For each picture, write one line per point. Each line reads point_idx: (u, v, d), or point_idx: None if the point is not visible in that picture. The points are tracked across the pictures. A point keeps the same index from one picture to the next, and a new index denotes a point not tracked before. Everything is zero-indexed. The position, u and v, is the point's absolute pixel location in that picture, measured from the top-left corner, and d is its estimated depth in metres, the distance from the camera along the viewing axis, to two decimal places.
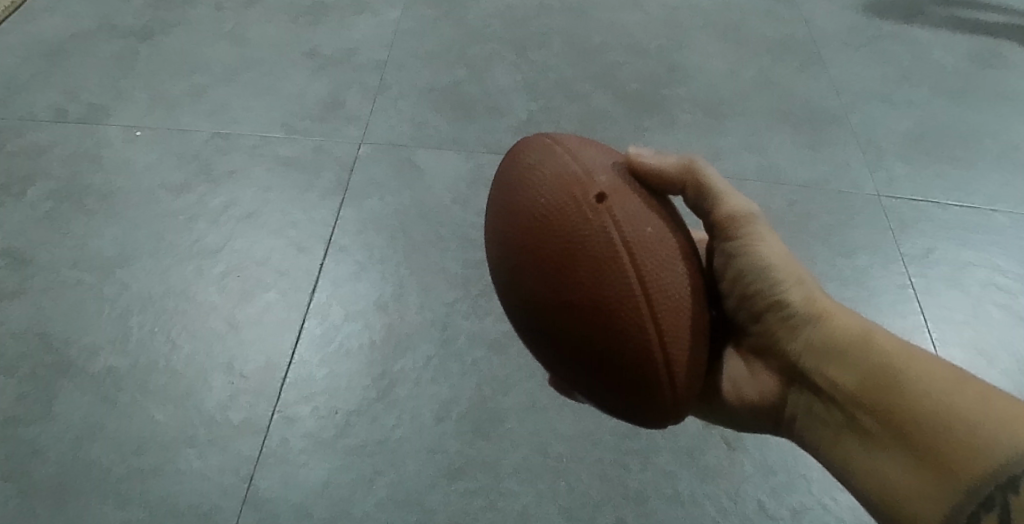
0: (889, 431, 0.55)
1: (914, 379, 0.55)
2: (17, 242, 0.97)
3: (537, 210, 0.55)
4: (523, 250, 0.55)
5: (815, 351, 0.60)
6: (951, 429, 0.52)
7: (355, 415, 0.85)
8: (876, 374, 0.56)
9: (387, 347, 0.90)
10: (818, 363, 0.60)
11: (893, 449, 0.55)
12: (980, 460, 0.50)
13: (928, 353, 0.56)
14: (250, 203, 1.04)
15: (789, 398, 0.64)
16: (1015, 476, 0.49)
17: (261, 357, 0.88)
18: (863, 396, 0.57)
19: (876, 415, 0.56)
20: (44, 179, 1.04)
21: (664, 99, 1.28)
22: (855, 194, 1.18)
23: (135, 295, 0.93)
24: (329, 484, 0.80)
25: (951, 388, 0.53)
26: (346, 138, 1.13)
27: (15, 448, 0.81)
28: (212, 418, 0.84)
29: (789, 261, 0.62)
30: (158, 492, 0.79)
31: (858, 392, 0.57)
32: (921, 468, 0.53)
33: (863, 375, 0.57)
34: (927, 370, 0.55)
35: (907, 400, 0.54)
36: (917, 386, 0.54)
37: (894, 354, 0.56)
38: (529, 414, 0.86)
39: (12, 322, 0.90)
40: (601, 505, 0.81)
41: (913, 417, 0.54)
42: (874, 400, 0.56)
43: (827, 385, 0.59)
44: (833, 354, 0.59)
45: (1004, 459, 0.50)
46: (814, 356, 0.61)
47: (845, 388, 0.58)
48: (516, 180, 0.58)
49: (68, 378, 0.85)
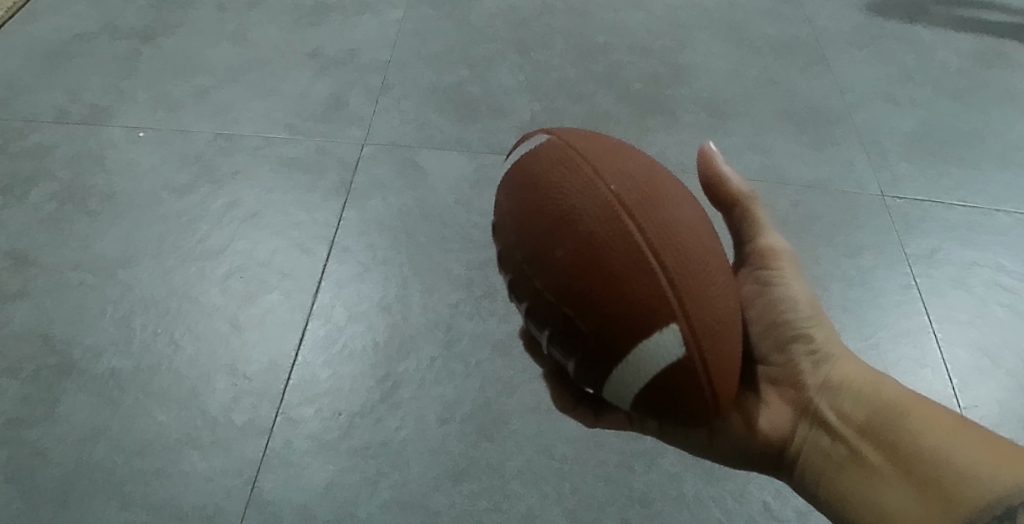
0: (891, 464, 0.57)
1: (920, 419, 0.57)
2: (20, 243, 0.97)
3: (613, 194, 0.52)
4: (596, 228, 0.51)
5: (832, 387, 0.62)
6: (949, 465, 0.54)
7: (358, 417, 0.85)
8: (885, 412, 0.59)
9: (390, 349, 0.90)
10: (837, 396, 0.62)
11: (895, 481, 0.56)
12: (980, 491, 0.52)
13: (933, 401, 0.58)
14: (253, 204, 1.04)
15: (796, 432, 0.64)
16: (1011, 507, 0.51)
17: (265, 358, 0.88)
18: (872, 429, 0.58)
19: (881, 450, 0.58)
20: (47, 180, 1.04)
21: (668, 99, 1.28)
22: (860, 194, 1.17)
23: (138, 296, 0.93)
24: (334, 486, 0.80)
25: (954, 428, 0.56)
26: (349, 139, 1.13)
27: (17, 450, 0.81)
28: (216, 419, 0.83)
29: (814, 300, 0.64)
30: (161, 494, 0.79)
31: (867, 429, 0.59)
32: (923, 500, 0.54)
33: (874, 413, 0.59)
34: (931, 413, 0.57)
35: (913, 437, 0.56)
36: (922, 425, 0.56)
37: (904, 397, 0.59)
38: (533, 416, 0.86)
39: (15, 324, 0.90)
40: (606, 506, 0.81)
41: (917, 452, 0.56)
42: (881, 436, 0.58)
43: (839, 418, 0.61)
44: (851, 391, 0.61)
45: (1000, 493, 0.51)
46: (831, 390, 0.62)
47: (854, 424, 0.60)
48: (571, 164, 0.55)
49: (71, 380, 0.85)
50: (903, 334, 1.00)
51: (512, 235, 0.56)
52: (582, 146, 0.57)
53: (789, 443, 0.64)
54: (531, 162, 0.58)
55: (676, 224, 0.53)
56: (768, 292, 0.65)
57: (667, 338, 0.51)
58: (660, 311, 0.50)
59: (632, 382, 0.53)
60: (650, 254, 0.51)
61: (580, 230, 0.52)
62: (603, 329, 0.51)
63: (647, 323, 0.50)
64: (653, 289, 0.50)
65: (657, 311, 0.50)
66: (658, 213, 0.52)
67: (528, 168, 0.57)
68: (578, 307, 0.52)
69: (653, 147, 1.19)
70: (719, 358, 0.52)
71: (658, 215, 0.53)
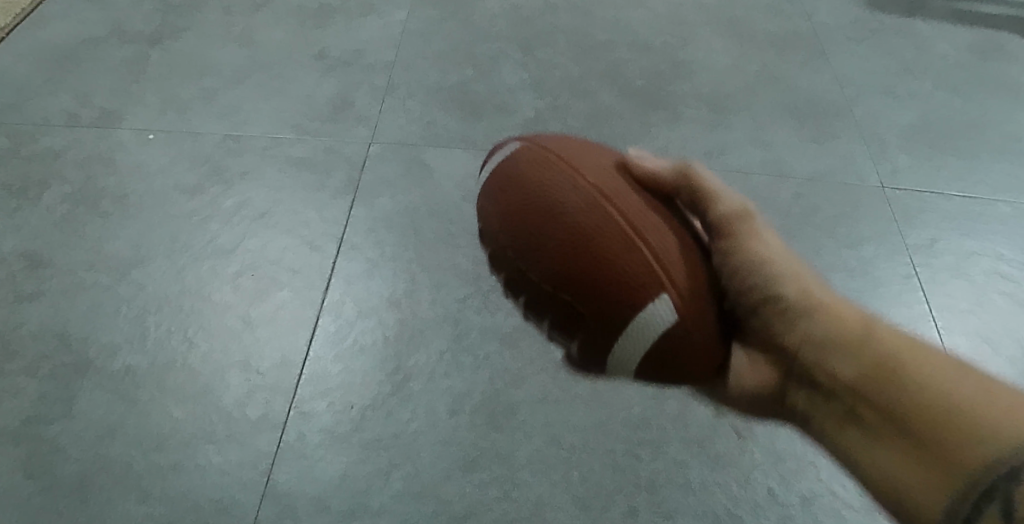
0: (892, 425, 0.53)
1: (913, 372, 0.53)
2: (35, 245, 0.99)
3: (593, 189, 0.59)
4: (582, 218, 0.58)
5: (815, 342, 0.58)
6: (947, 425, 0.51)
7: (370, 410, 0.86)
8: (876, 369, 0.54)
9: (400, 343, 0.91)
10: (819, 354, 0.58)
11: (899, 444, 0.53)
12: (980, 456, 0.49)
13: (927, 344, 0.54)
14: (262, 203, 1.05)
15: (789, 390, 0.62)
16: (1015, 468, 0.48)
17: (277, 354, 0.90)
18: (862, 388, 0.55)
19: (875, 411, 0.54)
20: (60, 183, 1.06)
21: (670, 95, 1.29)
22: (860, 187, 1.19)
23: (151, 295, 0.95)
24: (347, 477, 0.82)
25: (948, 381, 0.52)
26: (356, 139, 1.14)
27: (37, 447, 0.82)
28: (231, 414, 0.85)
29: (782, 248, 0.61)
30: (178, 487, 0.80)
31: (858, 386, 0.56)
32: (923, 464, 0.52)
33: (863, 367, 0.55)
34: (925, 364, 0.53)
35: (907, 395, 0.53)
36: (916, 380, 0.53)
37: (893, 348, 0.55)
38: (541, 407, 0.88)
39: (31, 324, 0.91)
40: (613, 494, 0.83)
41: (912, 411, 0.52)
42: (872, 396, 0.54)
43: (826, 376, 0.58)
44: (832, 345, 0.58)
45: (1005, 455, 0.48)
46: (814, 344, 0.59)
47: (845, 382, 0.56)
48: (545, 163, 0.61)
49: (88, 378, 0.87)
50: (904, 322, 1.01)
51: (501, 231, 0.61)
52: (549, 146, 0.63)
53: (786, 400, 0.62)
54: (504, 173, 0.63)
55: (664, 233, 0.58)
56: (727, 247, 0.60)
57: (662, 311, 0.56)
58: (654, 294, 0.56)
59: (633, 357, 0.57)
60: (657, 269, 0.56)
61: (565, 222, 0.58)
62: (602, 305, 0.56)
63: (643, 305, 0.56)
64: (662, 299, 0.56)
65: (649, 287, 0.56)
66: (635, 199, 0.60)
67: (505, 178, 0.63)
68: (575, 289, 0.57)
69: (655, 143, 1.21)
70: (705, 327, 0.57)
71: (633, 208, 0.59)
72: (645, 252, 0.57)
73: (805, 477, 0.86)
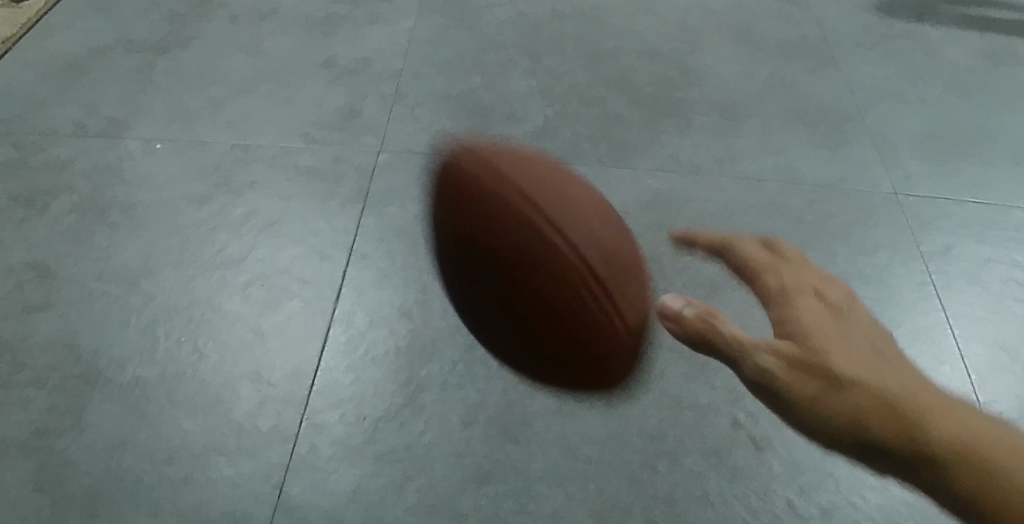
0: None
1: (927, 420, 0.56)
2: (43, 255, 0.98)
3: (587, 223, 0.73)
4: (534, 232, 0.71)
5: (828, 329, 0.64)
6: (953, 437, 0.54)
7: (382, 421, 0.85)
8: (895, 428, 0.57)
9: (412, 354, 0.90)
10: (799, 323, 0.65)
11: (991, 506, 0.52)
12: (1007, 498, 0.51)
13: (928, 390, 0.60)
14: (271, 212, 1.04)
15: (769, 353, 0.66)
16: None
17: (289, 365, 0.89)
18: (892, 419, 0.58)
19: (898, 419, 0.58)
20: (68, 193, 1.05)
21: (680, 102, 1.29)
22: (873, 193, 1.18)
23: (161, 305, 0.94)
24: (360, 489, 0.80)
25: (950, 419, 0.56)
26: (365, 147, 1.14)
27: (46, 459, 0.81)
28: (242, 425, 0.84)
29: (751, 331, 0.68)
30: (188, 500, 0.79)
31: (898, 415, 0.58)
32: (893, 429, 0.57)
33: (934, 400, 0.58)
34: (948, 421, 0.56)
35: (931, 426, 0.56)
36: (938, 425, 0.56)
37: (903, 392, 0.59)
38: (555, 417, 0.87)
39: (39, 335, 0.90)
40: (631, 506, 0.82)
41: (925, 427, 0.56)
42: (903, 417, 0.57)
43: (845, 367, 0.61)
44: (866, 360, 0.62)
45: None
46: (848, 356, 0.62)
47: (935, 428, 0.55)
48: (540, 166, 0.77)
49: (97, 389, 0.86)
50: (921, 331, 1.00)
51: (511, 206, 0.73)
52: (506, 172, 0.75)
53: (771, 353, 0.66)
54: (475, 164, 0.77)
55: (587, 236, 0.72)
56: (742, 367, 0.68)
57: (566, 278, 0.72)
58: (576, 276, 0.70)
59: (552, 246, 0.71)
60: (583, 268, 0.71)
61: (532, 217, 0.71)
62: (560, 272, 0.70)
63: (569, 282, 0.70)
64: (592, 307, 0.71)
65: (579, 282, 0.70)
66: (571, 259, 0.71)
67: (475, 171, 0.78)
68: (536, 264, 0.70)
69: (666, 150, 1.21)
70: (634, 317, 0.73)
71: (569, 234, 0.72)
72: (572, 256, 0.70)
73: (824, 488, 0.85)
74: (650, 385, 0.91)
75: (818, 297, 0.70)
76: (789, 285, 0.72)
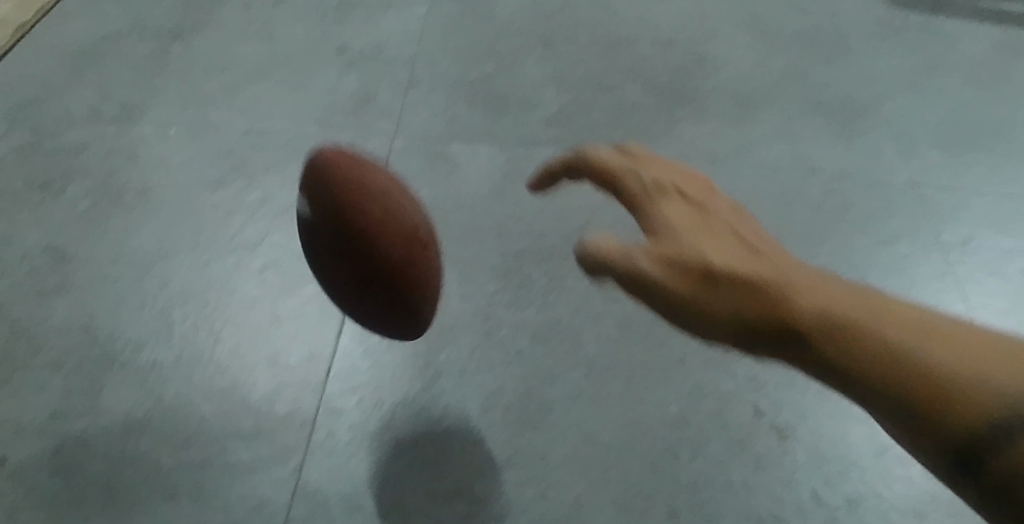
0: (992, 364, 0.32)
1: (808, 292, 0.39)
2: (58, 238, 0.97)
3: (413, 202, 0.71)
4: (375, 211, 0.66)
5: (686, 221, 0.49)
6: (839, 312, 0.37)
7: (401, 406, 0.84)
8: (816, 336, 0.37)
9: (429, 338, 0.89)
10: (662, 225, 0.50)
11: (887, 390, 0.34)
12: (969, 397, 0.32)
13: (836, 282, 0.39)
14: (286, 197, 1.03)
15: (676, 265, 0.46)
16: (1003, 424, 0.31)
17: (306, 349, 0.88)
18: (806, 334, 0.38)
19: (804, 320, 0.38)
20: (83, 177, 1.04)
21: (695, 91, 1.28)
22: (892, 182, 1.17)
23: (177, 289, 0.93)
24: (379, 474, 0.79)
25: (861, 303, 0.37)
26: (379, 134, 1.13)
27: (63, 443, 0.80)
28: (259, 409, 0.83)
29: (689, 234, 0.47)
30: (207, 485, 0.78)
31: (771, 305, 0.40)
32: (847, 351, 0.36)
33: (864, 298, 0.37)
34: (863, 305, 0.37)
35: (833, 316, 0.37)
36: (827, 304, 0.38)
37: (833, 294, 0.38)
38: (576, 403, 0.86)
39: (55, 318, 0.90)
40: (653, 494, 0.81)
41: (858, 321, 0.36)
42: (827, 321, 0.37)
43: (716, 260, 0.44)
44: (754, 258, 0.44)
45: (998, 403, 0.32)
46: (737, 253, 0.44)
47: (811, 301, 0.38)
48: (371, 172, 0.69)
49: (114, 373, 0.85)
50: None
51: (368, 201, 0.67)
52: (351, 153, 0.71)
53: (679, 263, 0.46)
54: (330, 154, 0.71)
55: (419, 213, 0.71)
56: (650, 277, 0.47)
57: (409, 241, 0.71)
58: (413, 251, 0.68)
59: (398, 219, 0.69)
60: (422, 235, 0.69)
61: (371, 197, 0.67)
62: (408, 247, 0.68)
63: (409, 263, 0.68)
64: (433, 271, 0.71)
65: (414, 247, 0.68)
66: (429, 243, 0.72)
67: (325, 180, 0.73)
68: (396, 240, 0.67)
69: (682, 139, 1.20)
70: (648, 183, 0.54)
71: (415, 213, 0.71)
72: (415, 226, 0.69)
73: (850, 479, 0.83)
74: (671, 373, 0.90)
75: (711, 198, 0.52)
76: (655, 185, 0.54)
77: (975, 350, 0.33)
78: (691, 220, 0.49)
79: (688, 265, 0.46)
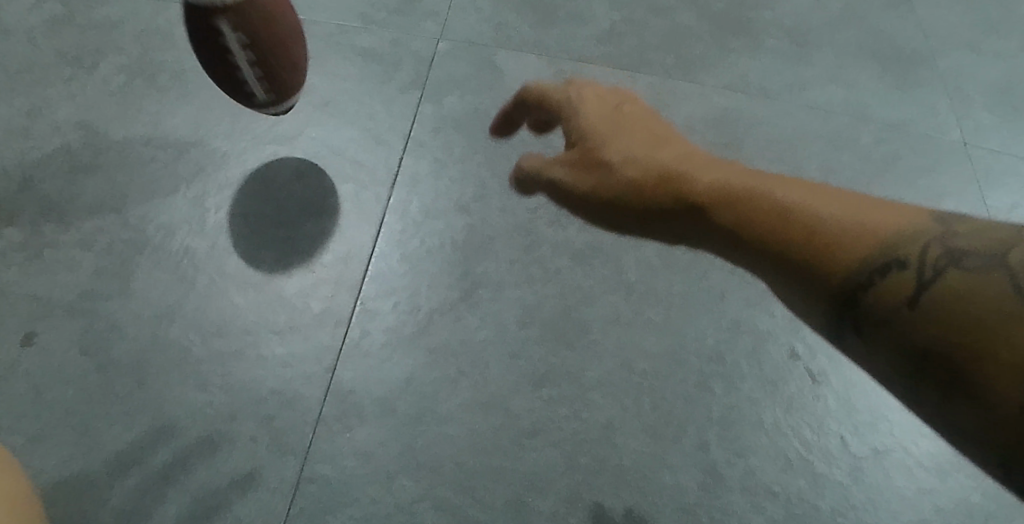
0: (870, 222, 0.46)
1: (720, 179, 0.52)
2: (90, 114, 0.94)
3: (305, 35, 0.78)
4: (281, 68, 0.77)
5: (605, 121, 0.57)
6: (768, 196, 0.49)
7: (437, 313, 0.82)
8: (741, 219, 0.50)
9: (468, 249, 0.87)
10: (584, 124, 0.57)
11: (788, 249, 0.47)
12: (857, 247, 0.46)
13: (737, 166, 0.53)
14: (326, 91, 0.98)
15: (620, 168, 0.54)
16: (896, 260, 0.45)
17: (341, 248, 0.85)
18: (724, 211, 0.51)
19: (725, 206, 0.51)
20: (116, 54, 1.00)
21: (752, 22, 1.20)
22: (942, 139, 1.14)
23: (211, 177, 0.89)
24: (412, 380, 0.78)
25: (775, 185, 0.49)
26: (423, 34, 1.06)
27: (95, 321, 0.79)
28: (294, 303, 0.81)
29: (616, 136, 0.56)
30: (238, 376, 0.77)
31: (699, 196, 0.52)
32: (781, 236, 0.48)
33: (750, 173, 0.52)
34: (768, 188, 0.49)
35: (753, 202, 0.50)
36: (759, 196, 0.49)
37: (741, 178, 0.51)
38: (613, 327, 0.84)
39: (87, 196, 0.87)
40: (684, 425, 0.81)
41: (760, 197, 0.49)
42: (734, 198, 0.50)
43: (621, 162, 0.54)
44: (654, 146, 0.55)
45: (888, 246, 0.45)
46: (652, 144, 0.55)
47: (708, 179, 0.52)
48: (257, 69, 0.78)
49: (146, 256, 0.83)
50: None
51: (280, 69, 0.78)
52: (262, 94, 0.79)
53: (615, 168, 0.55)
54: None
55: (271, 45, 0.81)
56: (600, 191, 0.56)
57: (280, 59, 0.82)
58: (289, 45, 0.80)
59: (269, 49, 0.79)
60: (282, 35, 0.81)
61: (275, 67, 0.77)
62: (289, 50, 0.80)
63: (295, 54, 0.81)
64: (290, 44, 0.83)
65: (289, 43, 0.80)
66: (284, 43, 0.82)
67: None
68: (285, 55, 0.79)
69: (735, 70, 1.15)
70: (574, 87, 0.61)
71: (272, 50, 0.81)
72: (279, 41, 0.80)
73: (880, 429, 0.83)
74: (713, 306, 0.87)
75: (629, 100, 0.59)
76: (571, 91, 0.61)
77: (846, 211, 0.47)
78: (612, 125, 0.57)
79: (600, 167, 0.55)
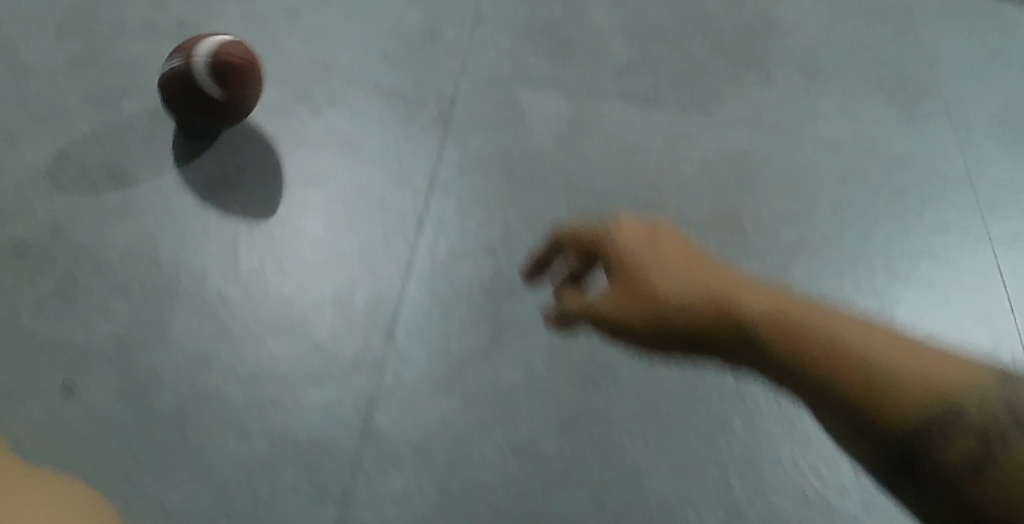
0: (925, 372, 0.41)
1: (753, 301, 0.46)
2: (116, 155, 0.95)
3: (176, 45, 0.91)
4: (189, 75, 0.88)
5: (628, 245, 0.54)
6: (828, 329, 0.43)
7: (468, 357, 0.85)
8: (797, 363, 0.43)
9: (495, 291, 0.89)
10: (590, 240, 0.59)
11: (824, 380, 0.42)
12: (914, 397, 0.41)
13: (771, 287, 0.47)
14: (350, 131, 1.01)
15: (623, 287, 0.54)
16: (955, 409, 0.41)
17: (371, 292, 0.88)
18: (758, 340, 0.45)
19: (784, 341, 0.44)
20: (139, 93, 1.01)
21: (762, 52, 1.24)
22: (945, 173, 1.18)
23: (242, 221, 0.91)
24: (445, 424, 0.81)
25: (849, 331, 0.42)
26: (445, 72, 1.09)
27: (133, 370, 0.81)
28: (329, 349, 0.83)
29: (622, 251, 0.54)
30: (276, 423, 0.79)
31: (726, 319, 0.47)
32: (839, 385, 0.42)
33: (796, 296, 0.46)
34: (820, 322, 0.43)
35: (808, 334, 0.43)
36: (815, 329, 0.43)
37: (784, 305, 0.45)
38: (639, 366, 0.86)
39: (120, 242, 0.89)
40: (708, 465, 0.83)
41: (823, 337, 0.43)
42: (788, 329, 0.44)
43: (669, 291, 0.49)
44: (694, 272, 0.50)
45: (949, 392, 0.41)
46: (676, 266, 0.50)
47: (750, 304, 0.46)
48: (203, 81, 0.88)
49: (181, 303, 0.85)
50: (982, 313, 1.07)
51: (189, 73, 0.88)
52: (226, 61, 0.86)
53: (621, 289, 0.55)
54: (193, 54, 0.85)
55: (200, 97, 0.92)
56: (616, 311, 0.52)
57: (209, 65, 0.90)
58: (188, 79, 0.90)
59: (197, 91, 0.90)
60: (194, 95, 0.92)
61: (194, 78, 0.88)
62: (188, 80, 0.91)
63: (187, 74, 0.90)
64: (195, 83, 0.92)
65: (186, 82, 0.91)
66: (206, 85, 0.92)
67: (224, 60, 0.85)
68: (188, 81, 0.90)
69: (749, 104, 1.17)
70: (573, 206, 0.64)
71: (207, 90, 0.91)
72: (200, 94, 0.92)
73: None
74: None
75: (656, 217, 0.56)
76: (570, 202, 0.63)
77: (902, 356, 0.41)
78: (654, 258, 0.51)
79: (641, 297, 0.50)
